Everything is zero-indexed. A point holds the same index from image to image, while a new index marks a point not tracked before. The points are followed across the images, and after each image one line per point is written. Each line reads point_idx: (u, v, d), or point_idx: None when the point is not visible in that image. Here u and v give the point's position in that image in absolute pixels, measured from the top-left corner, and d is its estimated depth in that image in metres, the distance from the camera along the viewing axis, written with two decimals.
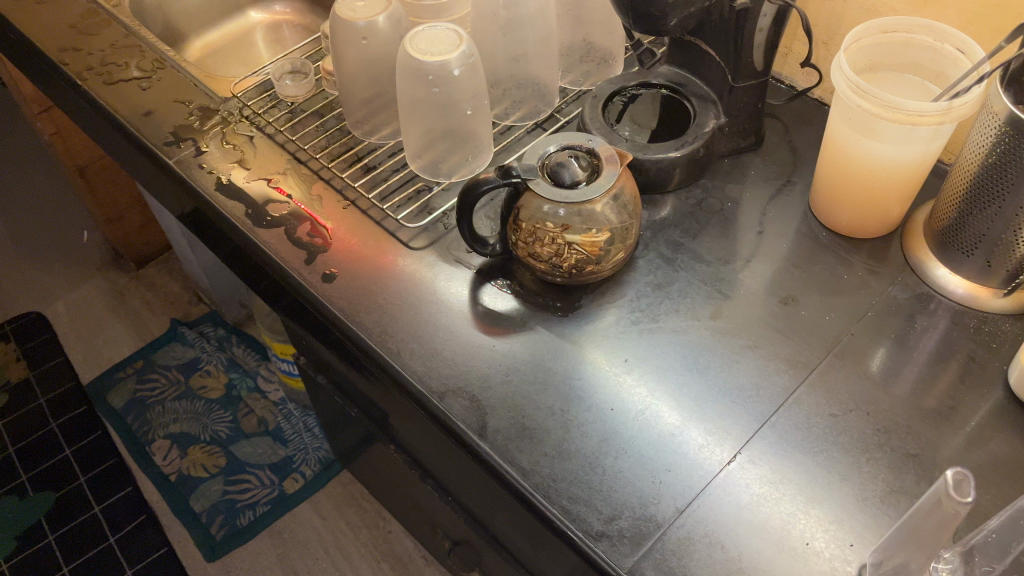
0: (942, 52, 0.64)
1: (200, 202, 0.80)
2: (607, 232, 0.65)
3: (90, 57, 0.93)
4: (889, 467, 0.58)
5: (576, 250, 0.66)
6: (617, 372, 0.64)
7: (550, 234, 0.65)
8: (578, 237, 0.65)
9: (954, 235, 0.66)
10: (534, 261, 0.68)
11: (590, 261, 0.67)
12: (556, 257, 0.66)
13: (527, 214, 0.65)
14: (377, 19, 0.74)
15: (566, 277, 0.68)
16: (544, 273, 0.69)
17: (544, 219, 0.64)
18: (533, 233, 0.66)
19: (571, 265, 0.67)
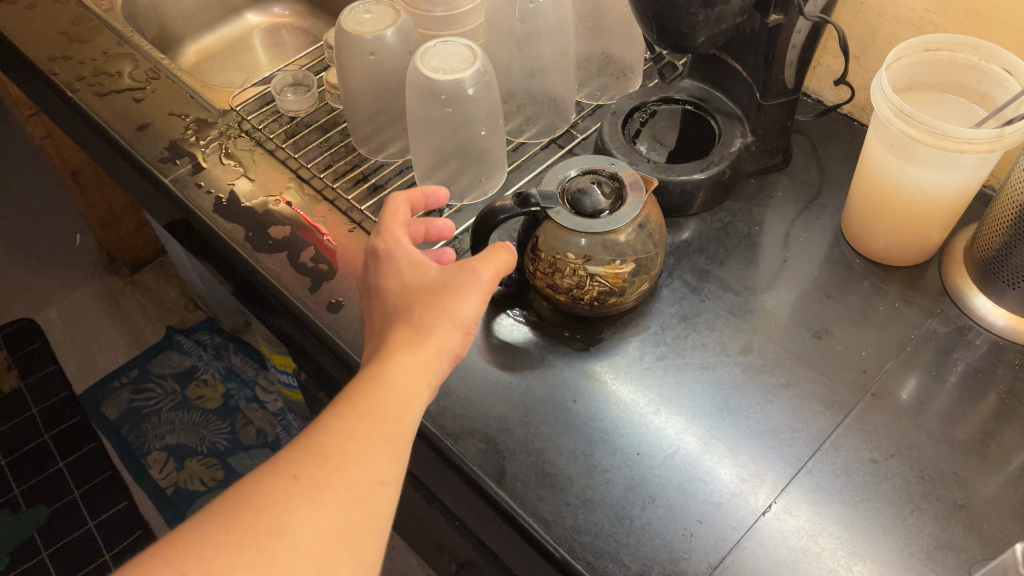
0: (988, 72, 0.60)
1: (197, 224, 0.76)
2: (632, 263, 0.61)
3: (81, 66, 0.89)
4: (934, 519, 0.55)
5: (598, 282, 0.62)
6: (642, 412, 0.61)
7: (571, 265, 0.61)
8: (601, 269, 0.61)
9: (998, 266, 0.63)
10: (554, 291, 0.64)
11: (612, 294, 0.63)
12: (577, 289, 0.63)
13: (546, 243, 0.61)
14: (385, 33, 0.69)
15: (587, 308, 0.65)
16: (564, 304, 0.65)
17: (564, 249, 0.60)
18: (552, 263, 0.62)
19: (592, 297, 0.63)
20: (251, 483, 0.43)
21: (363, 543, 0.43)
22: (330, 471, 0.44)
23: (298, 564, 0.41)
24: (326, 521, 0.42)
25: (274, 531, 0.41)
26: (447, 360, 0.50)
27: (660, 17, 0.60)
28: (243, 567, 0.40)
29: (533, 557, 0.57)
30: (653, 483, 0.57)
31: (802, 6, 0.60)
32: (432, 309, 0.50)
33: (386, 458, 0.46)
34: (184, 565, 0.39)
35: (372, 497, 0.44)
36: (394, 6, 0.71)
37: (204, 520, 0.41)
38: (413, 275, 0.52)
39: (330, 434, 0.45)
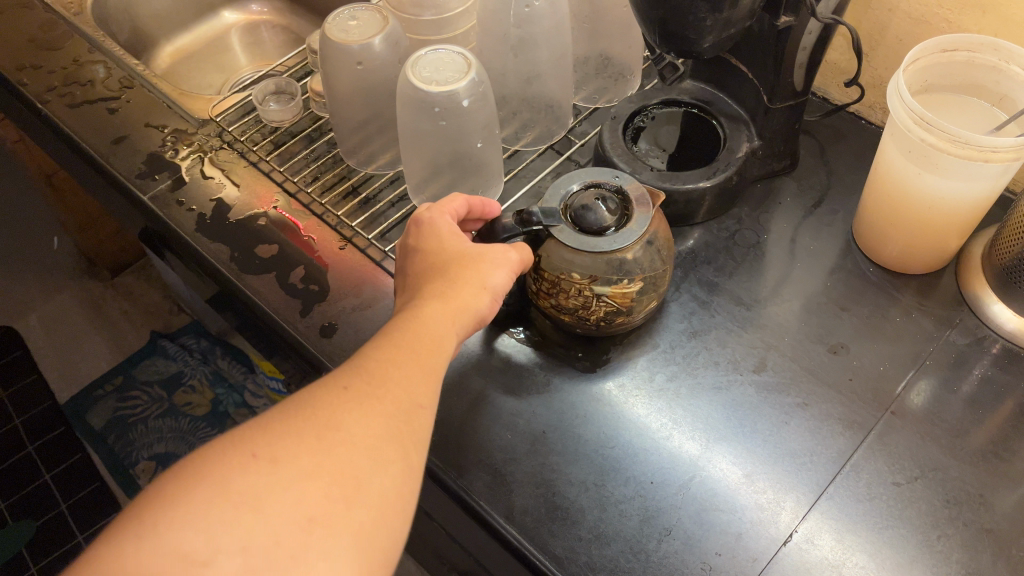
0: (1009, 75, 0.57)
1: (179, 243, 0.72)
2: (640, 281, 0.57)
3: (52, 76, 0.84)
4: (963, 546, 0.53)
5: (605, 302, 0.58)
6: (656, 437, 0.58)
7: (576, 286, 0.57)
8: (608, 290, 0.57)
9: (1018, 275, 0.60)
10: (558, 311, 0.61)
11: (620, 313, 0.60)
12: (583, 309, 0.59)
13: (549, 263, 0.57)
14: (373, 41, 0.65)
15: (594, 328, 0.61)
16: (569, 323, 0.62)
17: (567, 270, 0.56)
18: (557, 284, 0.58)
19: (599, 317, 0.60)
20: (300, 396, 0.43)
21: (411, 451, 0.43)
22: (376, 384, 0.44)
23: (356, 456, 0.41)
24: (376, 424, 0.42)
25: (330, 428, 0.41)
26: (473, 321, 0.51)
27: (665, 22, 0.57)
28: (306, 454, 0.40)
29: None
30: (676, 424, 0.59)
31: (815, 7, 0.56)
32: (463, 262, 0.52)
33: (427, 378, 0.46)
34: (247, 451, 0.39)
35: (418, 412, 0.45)
36: (382, 11, 0.67)
37: (263, 420, 0.41)
38: (448, 240, 0.54)
39: (374, 356, 0.46)
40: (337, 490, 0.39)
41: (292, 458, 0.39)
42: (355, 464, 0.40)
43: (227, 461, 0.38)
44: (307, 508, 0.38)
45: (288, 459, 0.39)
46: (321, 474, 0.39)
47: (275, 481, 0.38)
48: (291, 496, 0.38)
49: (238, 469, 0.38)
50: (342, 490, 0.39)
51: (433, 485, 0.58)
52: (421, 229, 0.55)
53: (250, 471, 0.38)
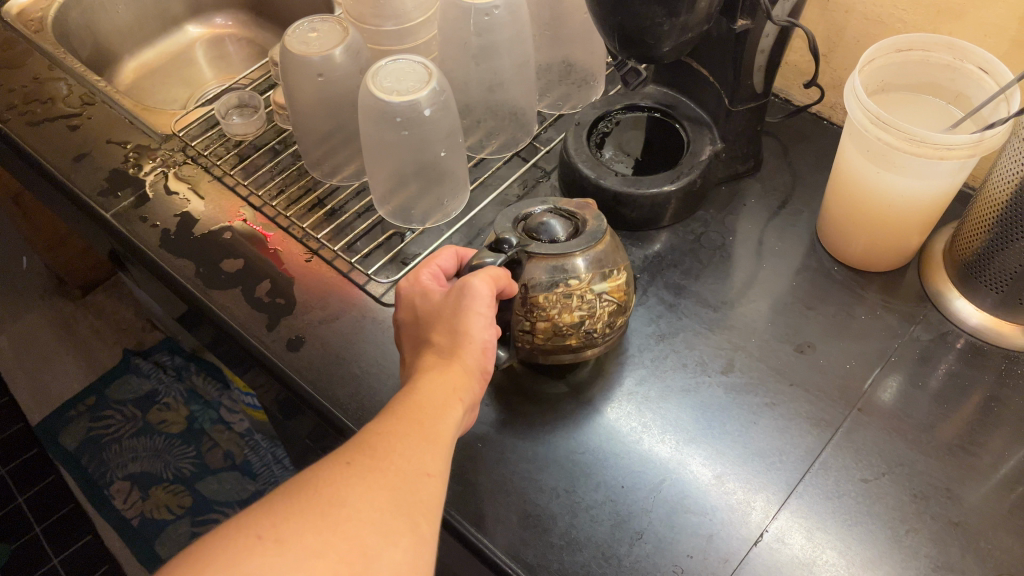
0: (963, 72, 0.58)
1: (143, 261, 0.71)
2: (624, 268, 0.56)
3: (12, 95, 0.83)
4: (931, 540, 0.53)
5: (607, 301, 0.56)
6: (632, 445, 0.58)
7: (576, 294, 0.54)
8: (606, 285, 0.55)
9: (980, 268, 0.61)
10: (562, 338, 0.56)
11: (619, 312, 0.57)
12: (590, 319, 0.56)
13: (540, 282, 0.54)
14: (333, 52, 0.65)
15: (592, 346, 0.58)
16: (572, 351, 0.58)
17: (562, 279, 0.54)
18: (557, 302, 0.54)
19: (603, 324, 0.57)
20: (305, 473, 0.41)
21: (424, 523, 0.41)
22: (382, 455, 0.42)
23: (364, 533, 0.39)
24: (384, 498, 0.40)
25: (336, 503, 0.39)
26: (475, 381, 0.49)
27: (623, 27, 0.57)
28: (312, 533, 0.38)
29: None
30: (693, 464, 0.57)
31: (770, 10, 0.57)
32: (449, 327, 0.50)
33: (436, 448, 0.44)
34: (251, 533, 0.37)
35: (427, 482, 0.42)
36: (342, 23, 0.67)
37: (268, 501, 0.39)
38: (424, 306, 0.52)
39: (380, 427, 0.44)
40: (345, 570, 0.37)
41: (298, 538, 0.37)
42: (364, 541, 0.38)
43: (230, 546, 0.36)
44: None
45: (293, 540, 0.37)
46: (328, 554, 0.37)
47: (279, 564, 0.36)
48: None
49: (241, 554, 0.36)
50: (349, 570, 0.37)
51: None
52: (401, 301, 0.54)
53: (253, 555, 0.36)
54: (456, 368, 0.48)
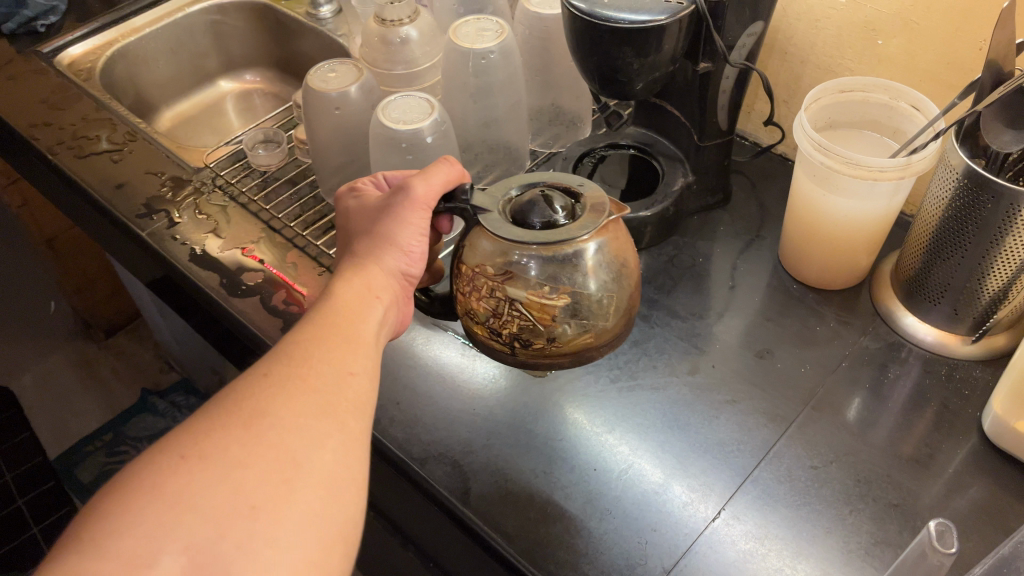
0: (897, 109, 0.66)
1: (174, 274, 0.80)
2: (564, 296, 0.57)
3: (62, 132, 0.93)
4: (872, 518, 0.59)
5: (519, 311, 0.58)
6: (595, 428, 0.65)
7: (489, 285, 0.58)
8: (523, 295, 0.57)
9: (919, 285, 0.68)
10: (474, 320, 0.62)
11: (538, 333, 0.59)
12: (497, 317, 0.60)
13: (470, 253, 0.59)
14: (349, 88, 0.75)
15: (513, 346, 0.61)
16: (495, 342, 0.62)
17: (483, 261, 0.58)
18: (472, 280, 0.59)
19: (515, 330, 0.59)
20: (225, 393, 0.47)
21: (346, 420, 0.48)
22: (297, 367, 0.49)
23: (287, 438, 0.45)
24: (302, 404, 0.47)
25: (259, 415, 0.45)
26: (394, 279, 0.59)
27: (599, 67, 0.66)
28: (236, 445, 0.44)
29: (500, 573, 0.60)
30: (612, 446, 0.64)
31: (726, 54, 0.66)
32: (377, 232, 0.59)
33: (350, 355, 0.51)
34: (176, 452, 0.43)
35: (344, 385, 0.49)
36: (358, 65, 0.77)
37: (191, 424, 0.45)
38: (361, 211, 0.62)
39: (294, 344, 0.51)
40: (275, 473, 0.43)
41: (222, 452, 0.43)
42: (287, 446, 0.45)
43: (158, 467, 0.42)
44: (245, 496, 0.42)
45: (218, 453, 0.43)
46: (255, 461, 0.43)
47: (207, 476, 0.42)
48: (226, 487, 0.42)
49: (170, 472, 0.42)
50: (279, 474, 0.43)
51: (399, 478, 0.65)
52: (345, 209, 0.63)
53: (182, 470, 0.42)
54: (372, 279, 0.57)
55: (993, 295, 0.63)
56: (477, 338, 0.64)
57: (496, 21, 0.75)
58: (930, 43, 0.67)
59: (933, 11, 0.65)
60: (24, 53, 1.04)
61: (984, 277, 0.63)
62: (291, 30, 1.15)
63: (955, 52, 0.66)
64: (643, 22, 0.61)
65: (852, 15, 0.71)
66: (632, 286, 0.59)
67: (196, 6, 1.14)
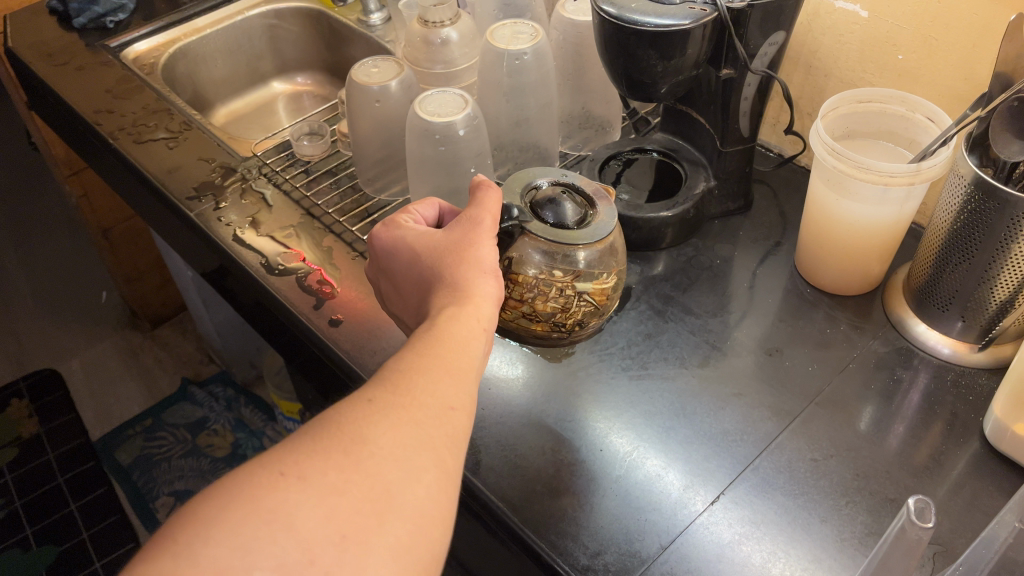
0: (912, 120, 0.68)
1: (219, 252, 0.85)
2: (616, 274, 0.68)
3: (123, 119, 0.99)
4: (868, 510, 0.60)
5: (586, 300, 0.68)
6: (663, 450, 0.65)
7: (556, 288, 0.66)
8: (590, 286, 0.67)
9: (930, 293, 0.70)
10: (532, 320, 0.70)
11: (596, 312, 0.70)
12: (563, 311, 0.69)
13: (522, 266, 0.66)
14: (389, 83, 0.80)
15: (570, 331, 0.71)
16: (547, 333, 0.71)
17: (544, 272, 0.66)
18: (535, 288, 0.67)
19: (578, 316, 0.69)
20: (328, 414, 0.48)
21: (444, 456, 0.48)
22: (400, 395, 0.49)
23: (384, 470, 0.45)
24: (403, 434, 0.47)
25: (358, 442, 0.46)
26: (494, 303, 0.58)
27: (625, 70, 0.69)
28: (335, 470, 0.44)
29: (504, 542, 0.62)
30: (612, 432, 0.66)
31: (748, 61, 0.69)
32: (465, 260, 0.59)
33: (452, 384, 0.52)
34: (276, 470, 0.44)
35: (444, 418, 0.50)
36: (399, 63, 0.82)
37: (292, 443, 0.46)
38: (427, 244, 0.62)
39: (398, 369, 0.51)
40: (368, 505, 0.44)
41: (320, 476, 0.44)
42: (384, 478, 0.45)
43: (257, 482, 0.43)
44: (338, 524, 0.43)
45: (317, 476, 0.44)
46: (350, 490, 0.44)
47: (304, 498, 0.43)
48: (320, 513, 0.43)
49: (269, 488, 0.43)
50: (372, 506, 0.44)
51: None
52: (398, 244, 0.63)
53: (280, 487, 0.43)
54: (475, 308, 0.56)
55: (1000, 303, 0.64)
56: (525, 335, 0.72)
57: (532, 26, 0.79)
58: (946, 58, 0.70)
59: (949, 27, 0.68)
60: (92, 46, 1.11)
61: (991, 285, 0.64)
62: (342, 36, 1.21)
63: (969, 69, 0.69)
64: (666, 26, 0.64)
65: (873, 30, 0.74)
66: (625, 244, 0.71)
67: (255, 10, 1.20)
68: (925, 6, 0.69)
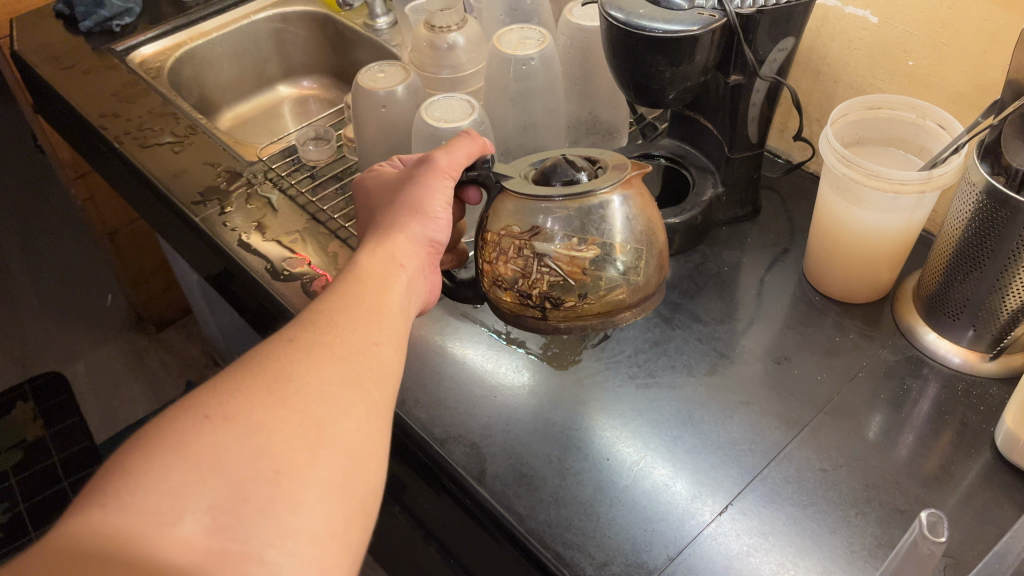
0: (923, 127, 0.68)
1: (224, 258, 0.84)
2: (592, 247, 0.63)
3: (129, 123, 0.99)
4: (878, 522, 0.59)
5: (549, 266, 0.64)
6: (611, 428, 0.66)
7: (517, 244, 0.64)
8: (553, 249, 0.63)
9: (940, 302, 0.69)
10: (501, 287, 0.67)
11: (568, 290, 0.64)
12: (526, 278, 0.65)
13: (495, 219, 0.65)
14: (396, 88, 0.79)
15: (543, 310, 0.66)
16: (529, 312, 0.67)
17: (509, 225, 0.64)
18: (498, 245, 0.65)
19: (545, 290, 0.65)
20: (251, 355, 0.49)
21: (371, 391, 0.49)
22: (322, 333, 0.50)
23: (311, 403, 0.46)
24: (328, 370, 0.48)
25: (283, 379, 0.47)
26: (418, 245, 0.61)
27: (633, 75, 0.69)
28: (261, 408, 0.45)
29: (510, 551, 0.62)
30: (620, 440, 0.66)
31: (757, 67, 0.69)
32: (407, 200, 0.62)
33: (376, 324, 0.53)
34: (200, 413, 0.44)
35: (371, 354, 0.51)
36: (406, 68, 0.82)
37: (215, 384, 0.46)
38: (384, 185, 0.66)
39: (321, 311, 0.52)
40: (299, 439, 0.44)
41: (247, 415, 0.44)
42: (314, 413, 0.46)
43: (183, 426, 0.43)
44: (269, 460, 0.43)
45: (245, 416, 0.44)
46: (279, 425, 0.45)
47: (232, 437, 0.43)
48: (250, 450, 0.43)
49: (195, 432, 0.43)
50: (303, 440, 0.45)
51: (419, 456, 0.68)
52: (365, 185, 0.69)
53: (207, 431, 0.43)
54: (398, 248, 0.60)
55: (1011, 313, 0.64)
56: (503, 310, 0.69)
57: (539, 31, 0.79)
58: (957, 65, 0.69)
59: (960, 34, 0.67)
60: (98, 50, 1.11)
61: (1003, 294, 0.63)
62: (348, 40, 1.20)
63: (980, 75, 0.68)
64: (676, 32, 0.63)
65: (883, 36, 0.73)
66: (659, 245, 0.66)
67: (261, 14, 1.20)
68: (935, 12, 0.68)
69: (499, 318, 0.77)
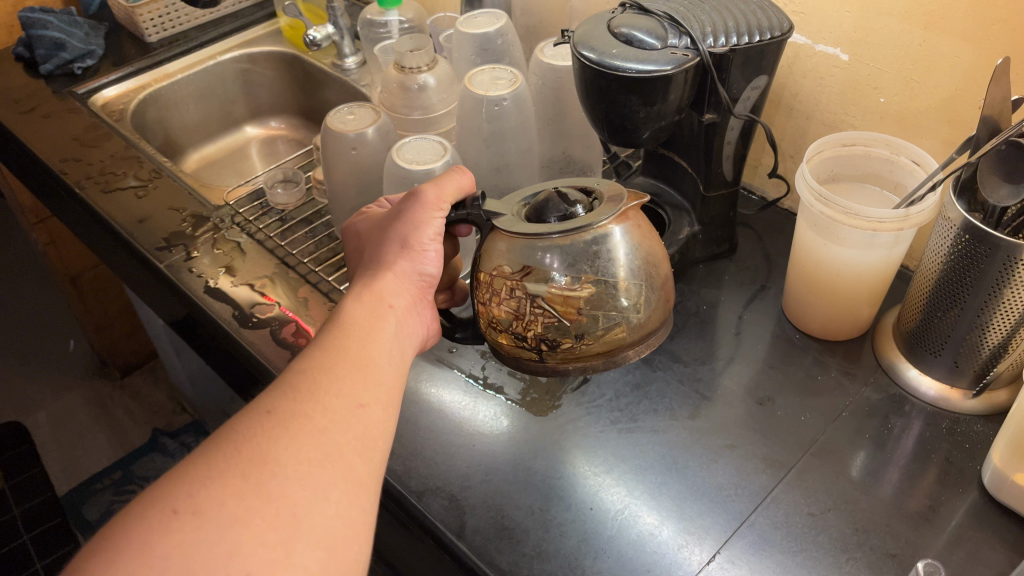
0: (898, 163, 0.68)
1: (190, 306, 0.82)
2: (586, 287, 0.58)
3: (90, 168, 0.96)
4: (868, 566, 0.58)
5: (544, 306, 0.59)
6: (596, 479, 0.65)
7: (509, 286, 0.59)
8: (545, 289, 0.58)
9: (920, 338, 0.68)
10: (496, 329, 0.62)
11: (563, 329, 0.59)
12: (519, 319, 0.60)
13: (487, 261, 0.60)
14: (366, 130, 0.78)
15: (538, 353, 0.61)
16: (523, 352, 0.62)
17: (502, 264, 0.59)
18: (490, 286, 0.61)
19: (539, 329, 0.60)
20: (227, 430, 0.46)
21: (352, 466, 0.47)
22: (303, 403, 0.48)
23: (288, 490, 0.43)
24: (309, 448, 0.46)
25: (259, 462, 0.44)
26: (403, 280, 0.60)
27: (608, 115, 0.68)
28: (235, 499, 0.42)
29: None
30: (603, 487, 0.64)
31: (731, 105, 0.68)
32: (392, 236, 0.61)
33: (359, 385, 0.51)
34: (167, 508, 0.41)
35: (355, 420, 0.49)
36: (376, 109, 0.80)
37: (188, 468, 0.43)
38: (370, 229, 0.65)
39: (302, 372, 0.50)
40: (273, 534, 0.42)
41: (219, 508, 0.42)
42: (291, 502, 0.43)
43: (150, 525, 0.40)
44: (239, 560, 0.40)
45: (216, 509, 0.41)
46: (253, 519, 0.42)
47: (203, 535, 0.41)
48: (221, 552, 0.40)
49: (162, 531, 0.40)
50: (280, 534, 0.42)
51: (396, 510, 0.65)
52: (354, 231, 0.68)
53: (175, 529, 0.40)
54: (385, 288, 0.58)
55: (992, 348, 0.63)
56: (501, 353, 0.64)
57: (510, 70, 0.78)
58: (930, 101, 0.69)
59: (931, 69, 0.68)
60: (60, 93, 1.08)
61: (986, 329, 0.62)
62: (316, 80, 1.19)
63: (952, 112, 0.68)
64: (649, 71, 0.62)
65: (854, 73, 0.73)
66: (659, 268, 0.61)
67: (227, 54, 1.19)
68: (904, 50, 0.69)
69: (475, 362, 0.75)
